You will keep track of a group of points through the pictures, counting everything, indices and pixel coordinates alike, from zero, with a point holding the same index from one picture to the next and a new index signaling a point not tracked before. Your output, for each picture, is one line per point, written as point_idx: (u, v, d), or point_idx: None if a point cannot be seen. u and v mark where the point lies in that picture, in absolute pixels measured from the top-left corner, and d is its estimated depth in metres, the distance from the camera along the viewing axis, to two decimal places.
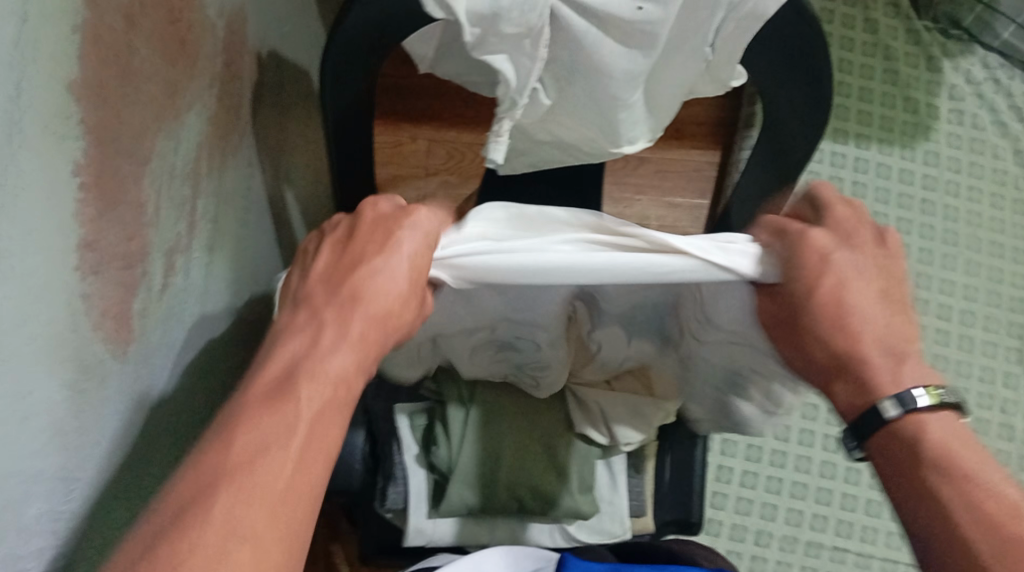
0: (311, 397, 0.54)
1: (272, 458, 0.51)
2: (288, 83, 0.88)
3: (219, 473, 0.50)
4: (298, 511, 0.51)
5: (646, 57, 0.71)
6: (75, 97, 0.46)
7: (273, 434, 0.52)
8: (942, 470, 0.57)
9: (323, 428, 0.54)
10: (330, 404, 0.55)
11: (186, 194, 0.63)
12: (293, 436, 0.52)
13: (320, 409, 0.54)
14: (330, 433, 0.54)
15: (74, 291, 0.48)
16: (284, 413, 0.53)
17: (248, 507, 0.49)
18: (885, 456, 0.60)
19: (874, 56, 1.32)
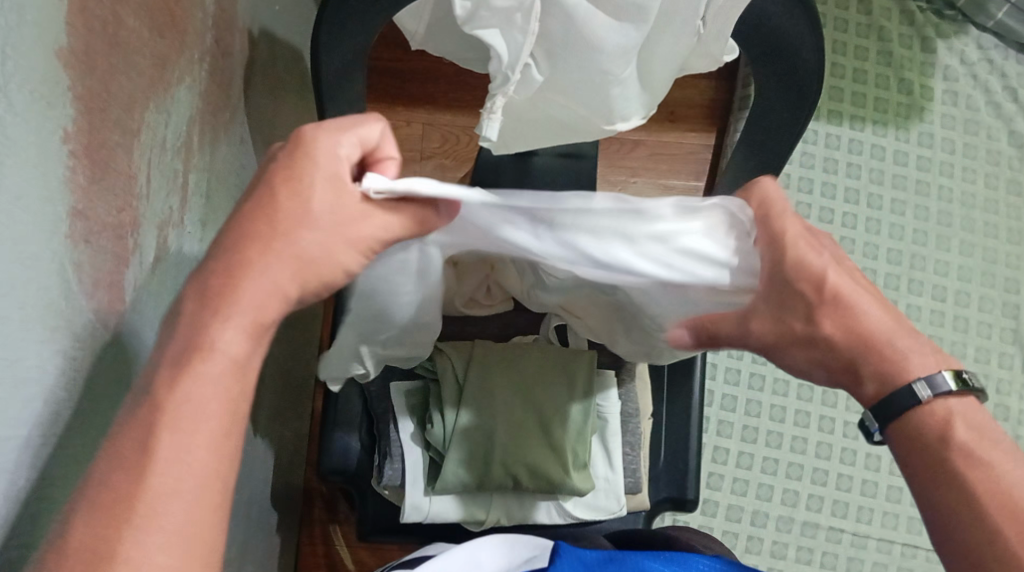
0: (209, 383, 0.50)
1: (175, 468, 0.48)
2: (279, 63, 0.88)
3: (118, 482, 0.47)
4: (217, 503, 0.49)
5: (638, 30, 0.71)
6: (63, 64, 0.46)
7: (164, 434, 0.48)
8: (969, 453, 0.57)
9: (224, 411, 0.50)
10: (227, 389, 0.50)
11: (177, 168, 0.63)
12: (197, 437, 0.49)
13: (216, 396, 0.50)
14: (233, 415, 0.50)
15: (65, 259, 0.48)
16: (170, 411, 0.49)
17: (160, 525, 0.47)
18: (907, 440, 0.59)
19: (869, 37, 1.32)
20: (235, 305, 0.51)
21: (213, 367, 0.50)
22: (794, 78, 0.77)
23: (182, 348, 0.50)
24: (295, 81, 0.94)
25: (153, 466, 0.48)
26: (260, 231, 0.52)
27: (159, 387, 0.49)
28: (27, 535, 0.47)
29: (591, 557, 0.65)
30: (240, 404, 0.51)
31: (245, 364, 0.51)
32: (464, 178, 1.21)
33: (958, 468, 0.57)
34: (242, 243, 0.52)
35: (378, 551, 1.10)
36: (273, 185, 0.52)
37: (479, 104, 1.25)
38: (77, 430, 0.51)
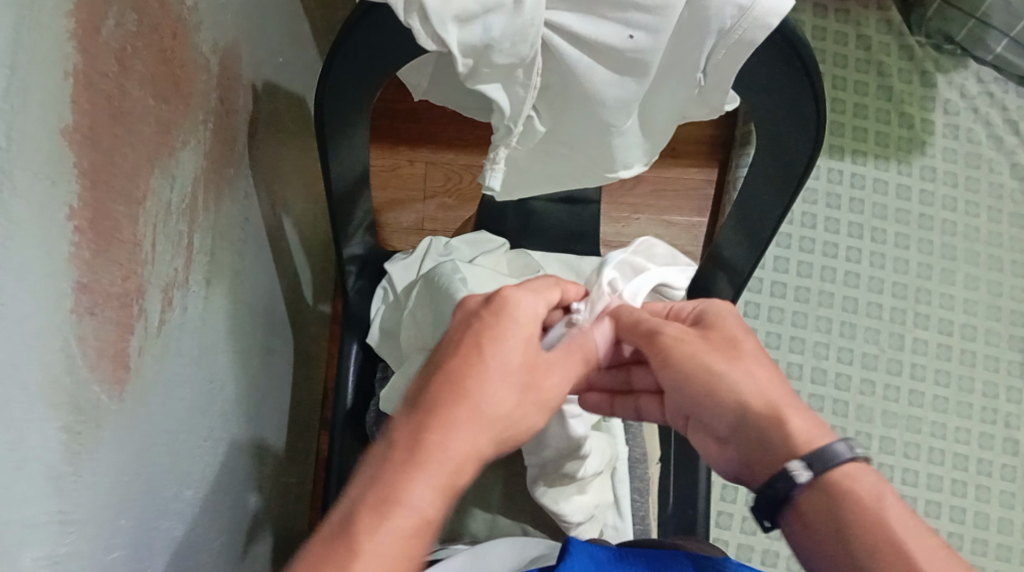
0: (407, 519, 0.50)
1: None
2: (283, 113, 0.88)
3: None
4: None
5: (639, 84, 0.71)
6: (68, 142, 0.46)
7: (354, 566, 0.48)
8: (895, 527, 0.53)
9: (405, 565, 0.49)
10: (420, 533, 0.50)
11: (182, 230, 0.63)
12: None
13: (407, 539, 0.50)
14: (415, 565, 0.50)
15: (69, 335, 0.48)
16: (364, 544, 0.49)
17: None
18: (813, 512, 0.56)
19: (868, 72, 1.33)
20: (436, 459, 0.52)
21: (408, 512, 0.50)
22: (793, 130, 0.77)
23: (383, 492, 0.51)
24: (299, 129, 0.94)
25: None
26: (461, 381, 0.56)
27: (355, 520, 0.50)
28: None
29: (601, 556, 0.62)
30: (414, 570, 0.50)
31: (431, 525, 0.51)
32: (467, 218, 1.22)
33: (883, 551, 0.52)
34: (454, 398, 0.55)
35: None
36: (471, 342, 0.57)
37: (483, 143, 1.25)
38: (85, 501, 0.51)
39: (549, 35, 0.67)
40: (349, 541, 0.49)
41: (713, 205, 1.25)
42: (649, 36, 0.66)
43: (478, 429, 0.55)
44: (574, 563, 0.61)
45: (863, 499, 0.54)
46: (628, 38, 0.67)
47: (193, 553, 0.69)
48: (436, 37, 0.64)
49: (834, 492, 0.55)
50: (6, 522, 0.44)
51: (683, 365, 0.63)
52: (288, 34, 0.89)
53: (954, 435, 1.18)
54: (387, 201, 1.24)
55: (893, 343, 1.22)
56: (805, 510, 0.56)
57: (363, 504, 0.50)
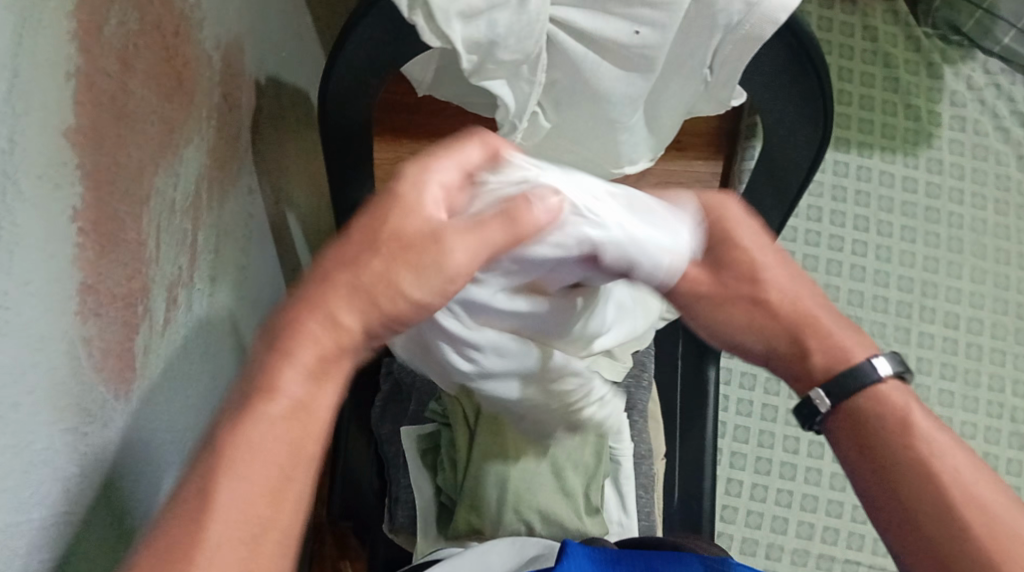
0: (269, 444, 0.46)
1: (218, 544, 0.44)
2: (287, 108, 0.88)
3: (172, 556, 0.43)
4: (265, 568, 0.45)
5: (645, 79, 0.70)
6: (71, 144, 0.46)
7: (214, 507, 0.44)
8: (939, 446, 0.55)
9: (271, 496, 0.45)
10: (292, 455, 0.46)
11: (186, 228, 0.63)
12: (235, 520, 0.44)
13: (274, 462, 0.46)
14: (294, 487, 0.46)
15: (75, 337, 0.48)
16: (221, 488, 0.45)
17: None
18: (846, 430, 0.57)
19: (874, 63, 1.32)
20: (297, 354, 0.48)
21: (277, 437, 0.46)
22: (799, 127, 0.77)
23: (255, 387, 0.47)
24: (302, 123, 0.94)
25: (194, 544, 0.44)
26: (350, 279, 0.49)
27: (219, 446, 0.46)
28: None
29: (599, 559, 0.64)
30: (304, 465, 0.47)
31: (312, 441, 0.47)
32: None
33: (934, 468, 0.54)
34: (340, 287, 0.48)
35: None
36: (370, 233, 0.49)
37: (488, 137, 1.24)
38: (89, 502, 0.51)
39: (554, 31, 0.67)
40: (215, 445, 0.46)
41: None
42: (655, 32, 0.66)
43: (366, 311, 0.49)
44: (573, 562, 0.63)
45: (899, 420, 0.55)
46: (634, 33, 0.66)
47: None
48: (442, 35, 0.63)
49: (868, 411, 0.56)
50: (13, 526, 0.44)
51: (728, 302, 0.60)
52: (291, 28, 0.88)
53: (960, 429, 1.17)
54: None
55: (900, 337, 1.21)
56: (840, 426, 0.57)
57: (224, 433, 0.46)
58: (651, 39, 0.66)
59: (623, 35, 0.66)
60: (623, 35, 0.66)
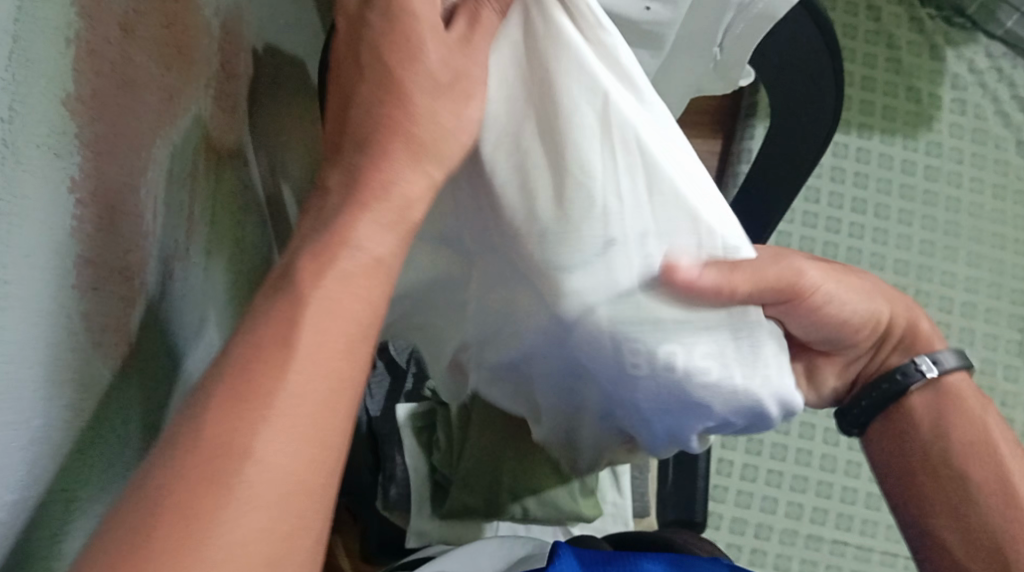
0: (346, 281, 0.49)
1: (301, 368, 0.46)
2: (285, 77, 0.86)
3: (251, 385, 0.45)
4: (324, 438, 0.46)
5: (654, 56, 0.69)
6: (72, 112, 0.45)
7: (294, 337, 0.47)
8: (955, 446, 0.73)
9: (348, 330, 0.49)
10: (367, 285, 0.50)
11: (184, 199, 0.62)
12: (316, 351, 0.47)
13: (352, 288, 0.49)
14: (365, 316, 0.49)
15: (71, 310, 0.46)
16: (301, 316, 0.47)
17: (258, 471, 0.44)
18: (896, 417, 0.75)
19: (877, 44, 1.31)
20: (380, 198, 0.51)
21: (352, 263, 0.49)
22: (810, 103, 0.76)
23: (293, 300, 0.48)
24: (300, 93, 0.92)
25: (276, 371, 0.46)
26: (399, 110, 0.52)
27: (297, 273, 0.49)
28: None
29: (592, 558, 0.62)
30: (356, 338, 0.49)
31: (384, 263, 0.50)
32: None
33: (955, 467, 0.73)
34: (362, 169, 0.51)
35: None
36: (392, 83, 0.52)
37: None
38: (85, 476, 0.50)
39: None
40: (297, 289, 0.48)
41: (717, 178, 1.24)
42: (667, 8, 0.64)
43: (417, 186, 0.51)
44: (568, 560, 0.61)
45: (948, 412, 0.73)
46: (644, 10, 0.64)
47: None
48: None
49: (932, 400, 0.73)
50: None
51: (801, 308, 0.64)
52: None
53: None
54: None
55: None
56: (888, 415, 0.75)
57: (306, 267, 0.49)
58: (663, 15, 0.64)
59: (635, 11, 0.64)
60: (636, 12, 0.64)
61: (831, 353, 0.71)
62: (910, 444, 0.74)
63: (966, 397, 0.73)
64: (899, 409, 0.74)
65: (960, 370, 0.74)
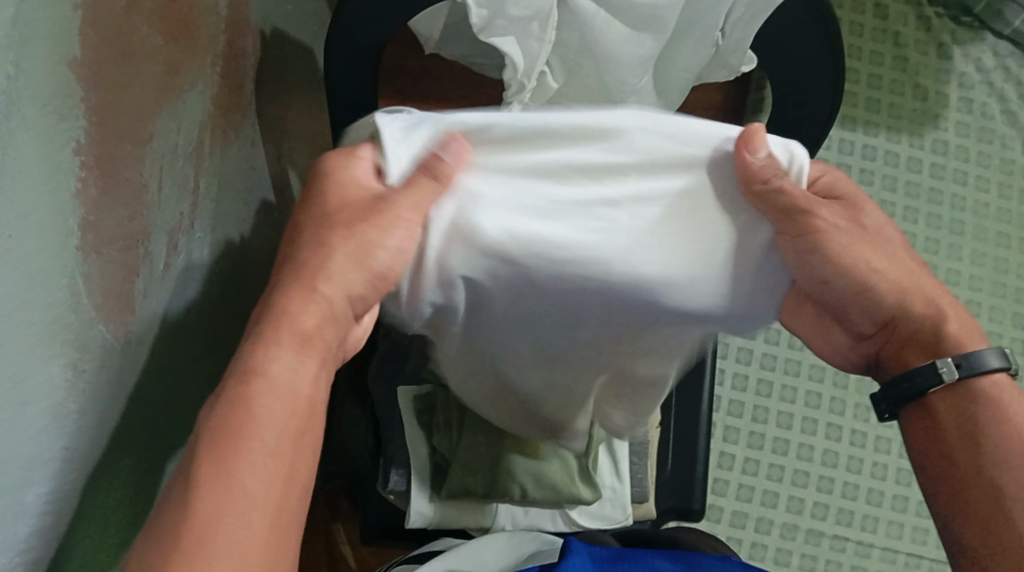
0: (277, 394, 0.53)
1: (254, 471, 0.50)
2: (291, 63, 0.87)
3: (221, 454, 0.50)
4: (313, 431, 0.54)
5: (655, 40, 0.70)
6: (76, 77, 0.46)
7: (253, 428, 0.51)
8: (997, 434, 0.61)
9: (294, 423, 0.53)
10: (293, 415, 0.53)
11: (188, 173, 0.62)
12: (262, 453, 0.51)
13: (280, 409, 0.52)
14: (302, 431, 0.53)
15: (75, 272, 0.47)
16: (257, 411, 0.52)
17: (261, 465, 0.51)
18: (929, 436, 0.63)
19: (884, 42, 1.31)
20: (287, 328, 0.55)
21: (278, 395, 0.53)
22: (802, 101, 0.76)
23: (243, 367, 0.53)
24: (306, 79, 0.93)
25: (243, 440, 0.51)
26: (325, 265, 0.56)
27: (238, 392, 0.52)
28: (36, 550, 0.47)
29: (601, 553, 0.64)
30: (317, 404, 0.55)
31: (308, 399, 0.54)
32: None
33: (984, 464, 0.61)
34: (266, 320, 0.55)
35: (383, 554, 1.08)
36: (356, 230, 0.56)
37: (493, 99, 1.23)
38: (90, 440, 0.51)
39: None
40: (242, 379, 0.52)
41: None
42: None
43: (315, 288, 0.56)
44: (576, 560, 0.63)
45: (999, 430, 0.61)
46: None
47: None
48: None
49: (975, 410, 0.62)
50: (8, 458, 0.44)
51: (866, 256, 0.61)
52: None
53: None
54: None
55: None
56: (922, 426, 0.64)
57: (234, 377, 0.53)
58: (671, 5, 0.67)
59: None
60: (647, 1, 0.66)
61: (842, 323, 0.64)
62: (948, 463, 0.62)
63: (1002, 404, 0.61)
64: (935, 409, 0.63)
65: (1000, 371, 0.62)
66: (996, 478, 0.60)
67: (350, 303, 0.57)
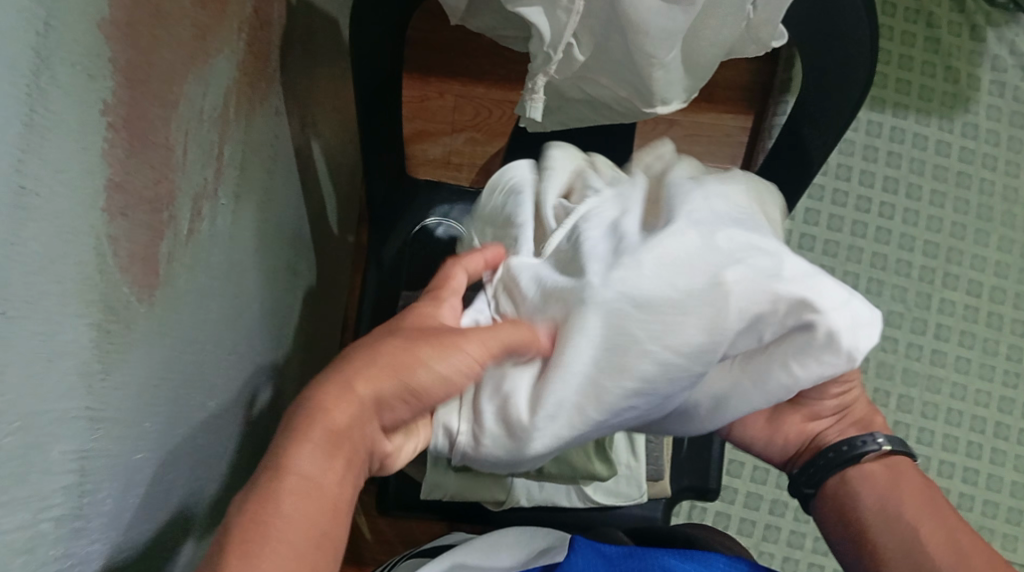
0: (306, 487, 0.53)
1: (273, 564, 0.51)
2: (318, 33, 0.87)
3: (243, 544, 0.51)
4: (335, 538, 0.54)
5: (685, 13, 0.69)
6: (105, 37, 0.46)
7: (275, 519, 0.52)
8: (885, 493, 0.66)
9: (324, 518, 0.53)
10: (320, 508, 0.53)
11: (214, 140, 0.62)
12: (285, 543, 0.51)
13: (305, 502, 0.53)
14: (335, 521, 0.54)
15: (102, 232, 0.47)
16: (279, 498, 0.52)
17: (294, 529, 0.52)
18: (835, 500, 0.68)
19: (916, 22, 1.29)
20: (317, 425, 0.54)
21: (306, 489, 0.53)
22: (832, 79, 0.75)
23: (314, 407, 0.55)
24: (332, 51, 0.92)
25: (263, 532, 0.51)
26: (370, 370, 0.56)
27: (266, 481, 0.53)
28: (60, 508, 0.47)
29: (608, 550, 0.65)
30: (343, 505, 0.55)
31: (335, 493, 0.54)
32: (497, 152, 1.20)
33: (885, 518, 0.66)
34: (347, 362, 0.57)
35: (397, 526, 1.09)
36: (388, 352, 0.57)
37: (517, 76, 1.22)
38: (114, 400, 0.51)
39: None
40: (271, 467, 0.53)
41: (748, 153, 1.22)
42: None
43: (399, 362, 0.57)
44: (579, 558, 0.63)
45: (882, 487, 0.67)
46: None
47: (212, 461, 0.68)
48: None
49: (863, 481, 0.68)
50: (35, 414, 0.44)
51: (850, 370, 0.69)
52: None
53: (974, 397, 1.16)
54: (413, 132, 1.22)
55: (920, 303, 1.20)
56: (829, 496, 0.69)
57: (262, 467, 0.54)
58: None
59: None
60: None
61: (797, 403, 0.70)
62: (846, 520, 0.67)
63: (890, 472, 0.67)
64: (844, 483, 0.68)
65: (902, 453, 0.69)
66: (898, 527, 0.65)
67: (380, 409, 0.56)
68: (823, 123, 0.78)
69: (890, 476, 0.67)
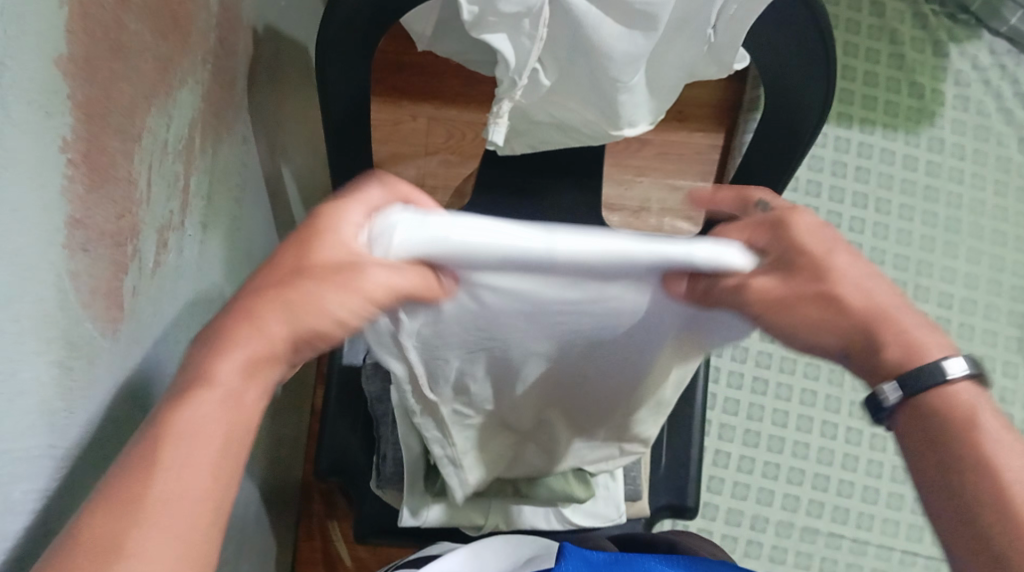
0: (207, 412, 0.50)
1: (171, 498, 0.48)
2: (285, 59, 0.87)
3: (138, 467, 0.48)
4: (235, 457, 0.51)
5: (647, 38, 0.70)
6: (63, 74, 0.46)
7: (173, 446, 0.49)
8: (968, 434, 0.55)
9: (227, 435, 0.51)
10: (220, 431, 0.51)
11: (178, 171, 0.62)
12: (183, 473, 0.49)
13: (210, 430, 0.50)
14: (237, 443, 0.51)
15: (63, 268, 0.47)
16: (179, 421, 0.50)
17: (175, 486, 0.48)
18: (917, 421, 0.56)
19: (880, 39, 1.31)
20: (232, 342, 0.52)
21: (206, 411, 0.50)
22: (794, 100, 0.76)
23: (196, 370, 0.51)
24: (300, 78, 0.93)
25: (160, 464, 0.49)
26: (277, 288, 0.52)
27: (173, 401, 0.51)
28: (20, 547, 0.46)
29: (598, 558, 0.61)
30: (249, 411, 0.52)
31: (245, 411, 0.52)
32: (469, 172, 1.20)
33: (961, 461, 0.54)
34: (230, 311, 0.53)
35: (377, 550, 1.08)
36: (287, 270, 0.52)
37: (486, 98, 1.23)
38: (76, 437, 0.50)
39: None
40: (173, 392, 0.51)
41: (719, 170, 1.23)
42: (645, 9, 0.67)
43: (285, 316, 0.52)
44: (568, 565, 0.60)
45: (966, 416, 0.55)
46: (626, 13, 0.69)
47: None
48: None
49: (938, 418, 0.55)
50: None
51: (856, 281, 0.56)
52: None
53: None
54: (386, 156, 1.22)
55: None
56: (908, 414, 0.56)
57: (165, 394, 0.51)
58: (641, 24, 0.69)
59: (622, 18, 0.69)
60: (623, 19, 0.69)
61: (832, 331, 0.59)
62: (921, 454, 0.56)
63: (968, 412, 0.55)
64: (913, 417, 0.56)
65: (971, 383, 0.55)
66: (981, 475, 0.54)
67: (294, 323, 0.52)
68: (787, 143, 0.78)
69: (969, 415, 0.55)
